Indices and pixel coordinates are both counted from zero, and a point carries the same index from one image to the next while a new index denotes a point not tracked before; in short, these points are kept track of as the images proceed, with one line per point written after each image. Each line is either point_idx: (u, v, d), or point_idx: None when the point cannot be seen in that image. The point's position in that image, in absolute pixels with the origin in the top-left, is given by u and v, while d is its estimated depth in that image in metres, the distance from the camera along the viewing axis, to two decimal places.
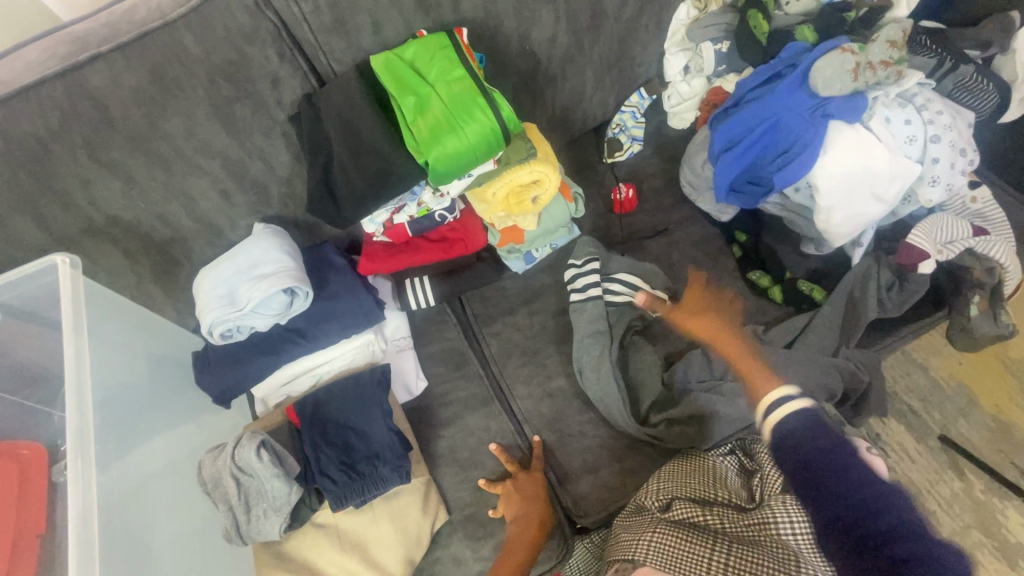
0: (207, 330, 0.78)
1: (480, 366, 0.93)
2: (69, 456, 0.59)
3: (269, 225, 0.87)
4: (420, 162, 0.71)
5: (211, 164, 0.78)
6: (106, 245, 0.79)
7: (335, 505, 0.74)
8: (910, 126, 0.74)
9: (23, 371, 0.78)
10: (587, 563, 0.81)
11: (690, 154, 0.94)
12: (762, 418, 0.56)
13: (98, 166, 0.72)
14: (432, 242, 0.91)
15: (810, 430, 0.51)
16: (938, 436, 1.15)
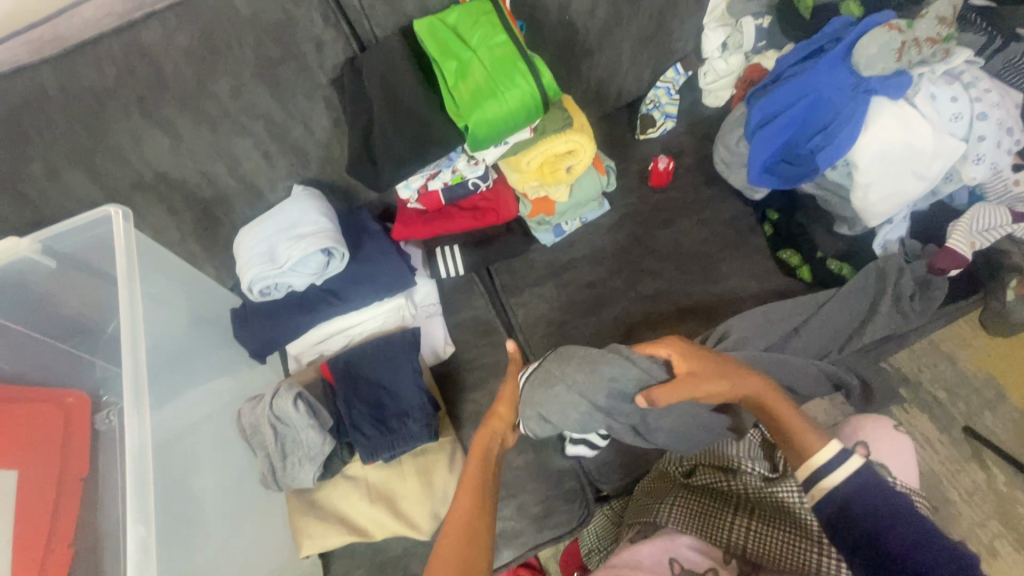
0: (247, 286, 0.82)
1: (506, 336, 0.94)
2: (127, 403, 0.61)
3: (307, 188, 0.89)
4: (460, 127, 0.73)
5: (255, 125, 0.80)
6: (152, 200, 0.82)
7: (365, 457, 0.76)
8: (956, 103, 0.73)
9: (72, 319, 0.84)
10: (605, 528, 0.88)
11: (724, 131, 0.94)
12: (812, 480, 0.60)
13: (149, 123, 0.74)
14: (465, 211, 0.92)
15: (867, 490, 0.58)
16: (963, 427, 1.14)
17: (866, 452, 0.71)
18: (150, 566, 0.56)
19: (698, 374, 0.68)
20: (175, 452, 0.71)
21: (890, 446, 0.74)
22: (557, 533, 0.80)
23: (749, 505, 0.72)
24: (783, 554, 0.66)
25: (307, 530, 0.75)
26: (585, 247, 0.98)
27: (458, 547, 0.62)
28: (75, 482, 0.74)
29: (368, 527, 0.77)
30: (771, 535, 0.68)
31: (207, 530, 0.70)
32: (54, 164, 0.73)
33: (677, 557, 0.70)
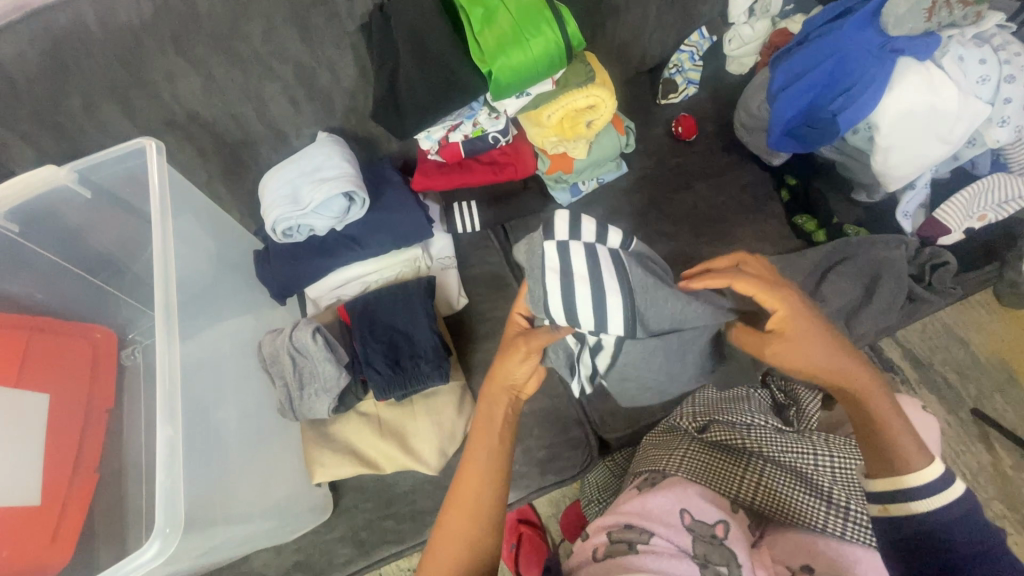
0: (270, 227, 0.84)
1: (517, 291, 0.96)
2: (160, 328, 0.64)
3: (331, 135, 0.91)
4: (484, 73, 0.74)
5: (283, 70, 0.82)
6: (183, 140, 0.84)
7: (379, 394, 0.79)
8: (984, 66, 0.73)
9: (101, 255, 0.88)
10: (607, 479, 0.89)
11: (746, 97, 0.95)
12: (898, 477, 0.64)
13: (183, 62, 0.76)
14: (483, 164, 0.93)
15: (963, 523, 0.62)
16: (971, 409, 1.14)
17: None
18: (176, 465, 0.59)
19: (804, 337, 0.66)
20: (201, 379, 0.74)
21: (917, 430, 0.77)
22: (559, 478, 0.83)
23: (760, 461, 0.73)
24: (792, 510, 0.68)
25: (320, 459, 0.79)
26: (601, 208, 0.99)
27: (464, 525, 0.61)
28: (100, 414, 0.84)
29: (378, 460, 0.80)
30: (782, 492, 0.69)
31: (227, 453, 0.72)
32: (91, 98, 0.75)
33: (689, 508, 0.67)
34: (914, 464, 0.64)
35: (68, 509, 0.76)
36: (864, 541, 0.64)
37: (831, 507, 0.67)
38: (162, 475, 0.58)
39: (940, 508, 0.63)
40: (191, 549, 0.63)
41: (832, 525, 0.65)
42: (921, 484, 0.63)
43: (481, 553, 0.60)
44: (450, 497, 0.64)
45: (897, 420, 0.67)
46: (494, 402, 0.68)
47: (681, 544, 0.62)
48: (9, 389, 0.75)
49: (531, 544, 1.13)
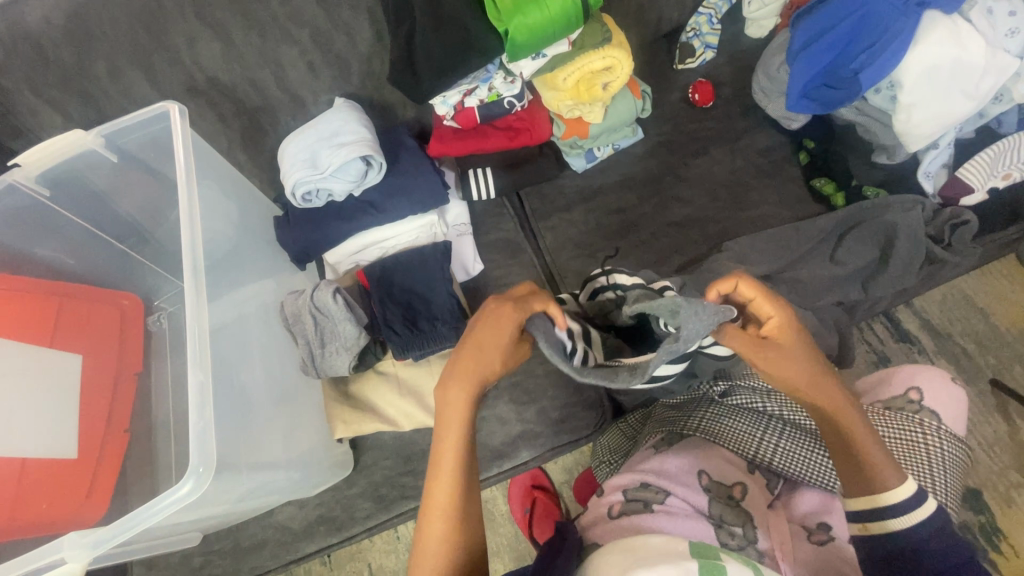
0: (290, 191, 0.86)
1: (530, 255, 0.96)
2: (187, 282, 0.67)
3: (348, 101, 0.92)
4: (500, 32, 0.74)
5: (301, 34, 0.82)
6: (204, 106, 0.86)
7: (397, 353, 0.81)
8: (1014, 18, 0.72)
9: (127, 222, 0.90)
10: (619, 443, 0.91)
11: (765, 59, 0.94)
12: (864, 494, 0.59)
13: (203, 26, 0.77)
14: (499, 130, 0.93)
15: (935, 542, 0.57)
16: (990, 379, 1.13)
17: (917, 397, 0.75)
18: (206, 405, 0.62)
19: (795, 347, 0.58)
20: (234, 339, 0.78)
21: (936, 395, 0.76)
22: (573, 437, 0.85)
23: (780, 423, 0.73)
24: (811, 472, 0.69)
25: (342, 416, 0.82)
26: (616, 173, 0.99)
27: (444, 528, 0.57)
28: (130, 376, 0.87)
29: (397, 418, 0.82)
30: (803, 455, 0.70)
31: (257, 407, 0.75)
32: (117, 64, 0.77)
33: (706, 470, 0.68)
34: (891, 484, 0.58)
35: (102, 463, 0.80)
36: None
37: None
38: (194, 415, 0.61)
39: (907, 521, 0.57)
40: (226, 492, 0.68)
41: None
42: (904, 504, 0.58)
43: (461, 544, 0.57)
44: (425, 499, 0.58)
45: (874, 441, 0.60)
46: (460, 392, 0.57)
47: (697, 504, 0.65)
48: (41, 349, 0.78)
49: (545, 508, 1.16)
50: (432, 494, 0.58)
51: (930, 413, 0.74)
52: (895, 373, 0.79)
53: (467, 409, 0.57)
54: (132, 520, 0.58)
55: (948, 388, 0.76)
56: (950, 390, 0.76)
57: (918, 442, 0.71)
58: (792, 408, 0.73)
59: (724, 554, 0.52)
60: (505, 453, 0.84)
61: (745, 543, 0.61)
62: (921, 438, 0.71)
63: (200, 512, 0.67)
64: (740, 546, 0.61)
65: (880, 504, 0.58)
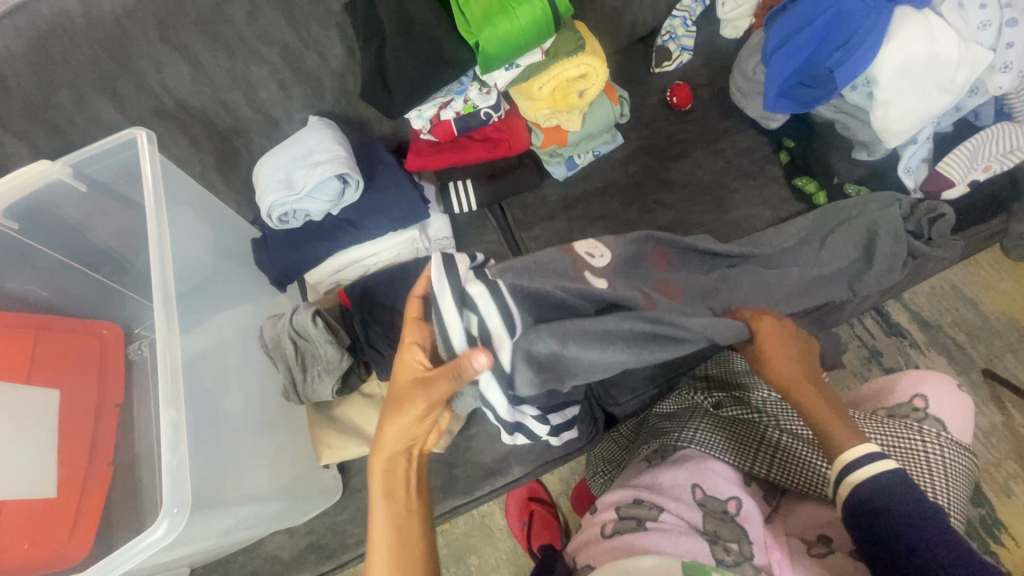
0: (266, 213, 0.84)
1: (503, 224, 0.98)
2: (158, 315, 0.65)
3: (323, 119, 0.91)
4: (471, 45, 0.73)
5: (270, 53, 0.81)
6: (175, 130, 0.84)
7: (382, 374, 0.79)
8: (985, 11, 0.72)
9: (101, 251, 0.88)
10: (613, 455, 0.89)
11: (742, 59, 0.94)
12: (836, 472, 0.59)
13: (170, 49, 0.75)
14: (477, 142, 0.92)
15: (897, 492, 0.55)
16: (982, 369, 1.13)
17: (923, 405, 0.71)
18: (181, 442, 0.60)
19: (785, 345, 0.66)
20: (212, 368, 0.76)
21: (943, 402, 0.71)
22: (565, 452, 0.84)
23: (776, 434, 0.70)
24: (809, 483, 0.67)
25: (328, 441, 0.80)
26: (598, 180, 0.98)
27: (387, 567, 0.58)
28: (111, 409, 0.85)
29: None
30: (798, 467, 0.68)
31: (237, 438, 0.73)
32: (81, 91, 0.75)
33: (700, 484, 0.66)
34: (845, 445, 0.59)
35: (85, 500, 0.77)
36: None
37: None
38: (167, 455, 0.59)
39: (875, 481, 0.56)
40: (210, 528, 0.66)
41: None
42: (860, 467, 0.57)
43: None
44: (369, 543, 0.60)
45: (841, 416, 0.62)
46: (394, 427, 0.60)
47: (691, 520, 0.63)
48: (17, 385, 0.76)
49: (544, 521, 1.15)
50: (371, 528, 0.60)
51: (934, 421, 0.70)
52: (902, 379, 0.76)
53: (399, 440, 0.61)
54: (106, 567, 0.55)
55: (953, 394, 0.73)
56: (956, 398, 0.72)
57: (920, 450, 0.67)
58: (787, 416, 0.70)
59: None
60: (496, 470, 0.83)
61: (742, 559, 0.59)
62: (922, 446, 0.67)
63: (184, 550, 0.65)
64: (737, 563, 0.59)
65: (840, 471, 0.58)
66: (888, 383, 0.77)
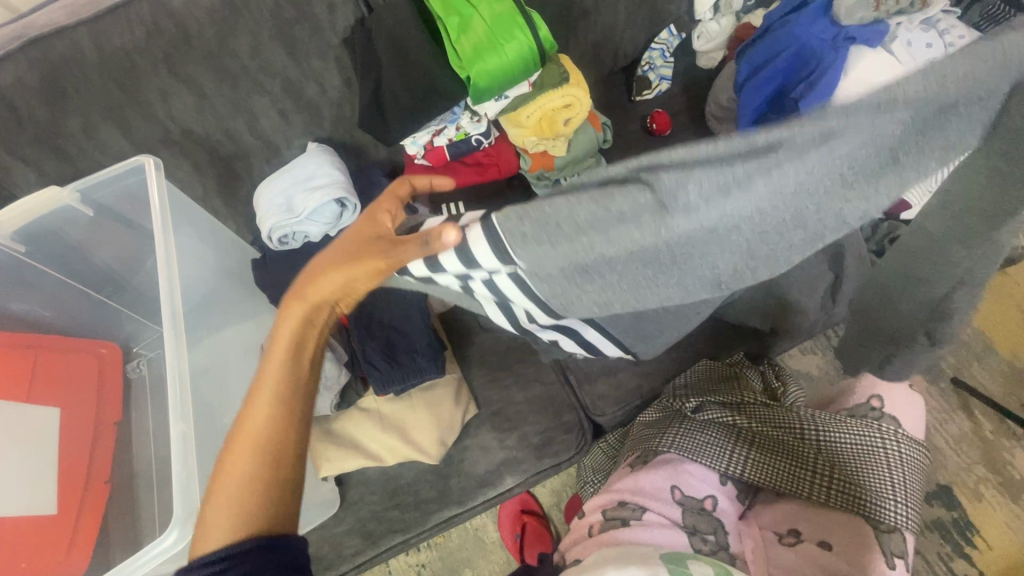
0: (267, 235, 0.88)
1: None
2: (168, 332, 0.68)
3: (321, 145, 0.95)
4: (463, 78, 0.79)
5: (272, 84, 0.86)
6: (179, 156, 0.88)
7: (380, 388, 0.82)
8: (930, 49, 0.79)
9: (103, 272, 0.91)
10: (602, 461, 0.93)
11: (717, 89, 1.00)
12: None
13: (176, 81, 0.79)
14: (468, 166, 0.96)
15: None
16: (951, 378, 1.18)
17: (879, 405, 0.74)
18: (189, 457, 0.63)
19: None
20: (200, 390, 0.80)
21: (899, 401, 0.74)
22: (555, 461, 0.87)
23: (747, 437, 0.72)
24: (780, 482, 0.69)
25: (325, 454, 0.81)
26: None
27: (247, 459, 0.54)
28: (109, 426, 0.87)
29: (381, 453, 0.83)
30: (770, 466, 0.70)
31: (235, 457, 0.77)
32: (90, 120, 0.79)
33: (679, 484, 0.71)
34: None
35: (83, 516, 0.78)
36: (846, 507, 0.65)
37: (816, 476, 0.67)
38: (178, 466, 0.62)
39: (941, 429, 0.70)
40: None
41: (813, 495, 0.67)
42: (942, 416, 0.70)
43: (269, 481, 0.53)
44: (231, 436, 0.56)
45: None
46: (293, 314, 0.57)
47: (672, 517, 0.67)
48: (18, 403, 0.78)
49: (535, 532, 1.17)
50: (244, 424, 0.56)
51: (891, 418, 0.72)
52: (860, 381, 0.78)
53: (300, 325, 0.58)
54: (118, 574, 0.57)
55: (914, 395, 0.76)
56: (910, 396, 0.75)
57: (879, 446, 0.69)
58: (759, 421, 0.72)
59: (692, 561, 0.58)
60: (488, 481, 0.86)
61: (718, 547, 0.66)
62: (880, 442, 0.69)
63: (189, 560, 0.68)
64: (713, 551, 0.65)
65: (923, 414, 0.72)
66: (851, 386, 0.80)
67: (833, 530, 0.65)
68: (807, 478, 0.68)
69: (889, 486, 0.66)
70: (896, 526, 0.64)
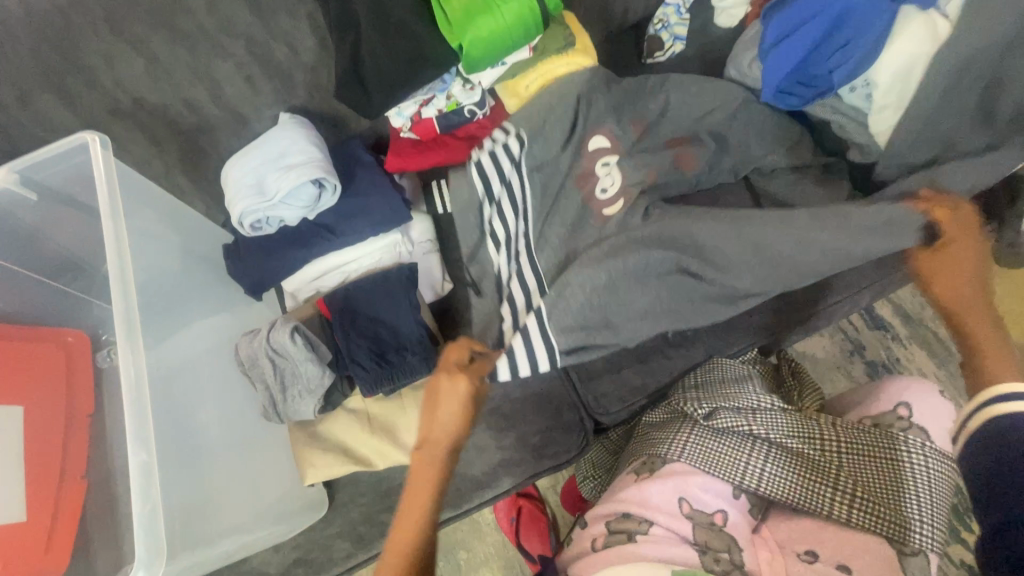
0: (237, 221, 0.80)
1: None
2: (118, 335, 0.60)
3: (295, 117, 0.83)
4: (454, 47, 0.69)
5: (234, 46, 0.74)
6: (133, 130, 0.78)
7: (368, 390, 0.76)
8: None
9: (61, 258, 0.81)
10: (602, 459, 0.91)
11: (737, 53, 0.90)
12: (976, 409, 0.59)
13: (121, 42, 0.68)
14: (460, 140, 0.87)
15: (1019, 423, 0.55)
16: (961, 361, 1.15)
17: (907, 414, 0.69)
18: (152, 489, 0.57)
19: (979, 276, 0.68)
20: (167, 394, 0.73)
21: (931, 413, 0.69)
22: (555, 461, 0.83)
23: (765, 445, 0.68)
24: (800, 498, 0.64)
25: (312, 460, 0.76)
26: None
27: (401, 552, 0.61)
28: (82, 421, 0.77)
29: (370, 457, 0.78)
30: (789, 479, 0.65)
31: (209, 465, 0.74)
32: (23, 89, 0.68)
33: (688, 498, 0.66)
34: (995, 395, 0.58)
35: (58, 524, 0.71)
36: (870, 528, 0.61)
37: (837, 493, 0.64)
38: (137, 500, 0.56)
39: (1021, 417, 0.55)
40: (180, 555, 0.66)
41: (835, 513, 0.63)
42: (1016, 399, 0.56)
43: None
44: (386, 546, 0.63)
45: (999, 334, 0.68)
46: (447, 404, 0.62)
47: (680, 531, 0.63)
48: None
49: (530, 515, 1.16)
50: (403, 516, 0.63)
51: (920, 429, 0.67)
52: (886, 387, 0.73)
53: (452, 433, 0.62)
54: None
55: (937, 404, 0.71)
56: (939, 404, 0.70)
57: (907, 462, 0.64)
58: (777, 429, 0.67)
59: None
60: (485, 482, 0.82)
61: (732, 567, 0.60)
62: (908, 458, 0.64)
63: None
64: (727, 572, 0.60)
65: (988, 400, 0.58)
66: (873, 391, 0.74)
67: (857, 555, 0.60)
68: (829, 495, 0.64)
69: (914, 508, 0.62)
70: (920, 550, 0.61)
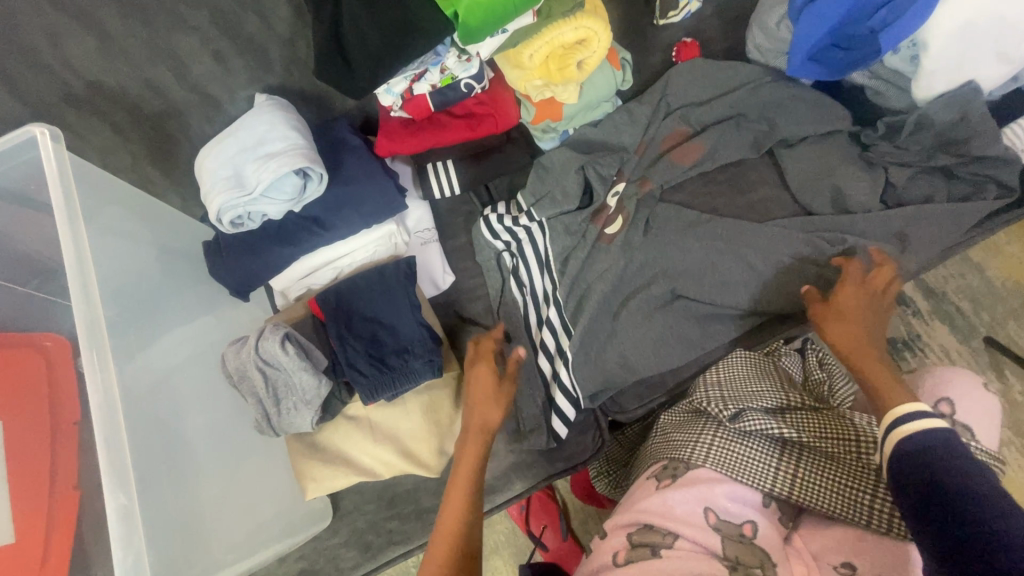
0: (215, 217, 0.71)
1: (557, 272, 0.80)
2: (83, 348, 0.55)
3: (272, 96, 0.74)
4: (449, 14, 0.59)
5: (198, 18, 0.65)
6: (92, 118, 0.69)
7: (365, 398, 0.71)
8: None
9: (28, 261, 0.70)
10: (617, 452, 0.89)
11: (760, 13, 0.82)
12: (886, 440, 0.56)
13: (67, 18, 0.59)
14: (458, 118, 0.79)
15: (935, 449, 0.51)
16: (983, 337, 1.10)
17: (949, 411, 0.65)
18: (135, 536, 0.54)
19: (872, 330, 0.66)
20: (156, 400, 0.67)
21: (976, 411, 0.65)
22: (569, 463, 0.79)
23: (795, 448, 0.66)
24: (834, 504, 0.61)
25: (312, 474, 0.72)
26: None
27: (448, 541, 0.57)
28: (69, 430, 0.68)
29: (374, 467, 0.73)
30: (821, 483, 0.62)
31: (200, 479, 0.69)
32: None
33: (713, 506, 0.62)
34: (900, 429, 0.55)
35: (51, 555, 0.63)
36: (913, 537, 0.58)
37: (875, 498, 0.61)
38: (119, 549, 0.53)
39: (921, 437, 0.53)
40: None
41: (873, 521, 0.59)
42: (914, 421, 0.54)
43: None
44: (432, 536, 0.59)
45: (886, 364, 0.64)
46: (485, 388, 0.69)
47: (709, 544, 0.59)
48: None
49: (541, 503, 1.13)
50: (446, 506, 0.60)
51: (964, 428, 0.63)
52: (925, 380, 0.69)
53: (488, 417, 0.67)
54: None
55: (980, 399, 0.67)
56: (983, 401, 0.66)
57: None
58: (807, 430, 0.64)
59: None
60: (496, 486, 0.78)
61: None
62: None
63: None
64: None
65: (893, 423, 0.56)
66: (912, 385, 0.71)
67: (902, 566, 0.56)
68: (866, 501, 0.61)
69: None
70: None
